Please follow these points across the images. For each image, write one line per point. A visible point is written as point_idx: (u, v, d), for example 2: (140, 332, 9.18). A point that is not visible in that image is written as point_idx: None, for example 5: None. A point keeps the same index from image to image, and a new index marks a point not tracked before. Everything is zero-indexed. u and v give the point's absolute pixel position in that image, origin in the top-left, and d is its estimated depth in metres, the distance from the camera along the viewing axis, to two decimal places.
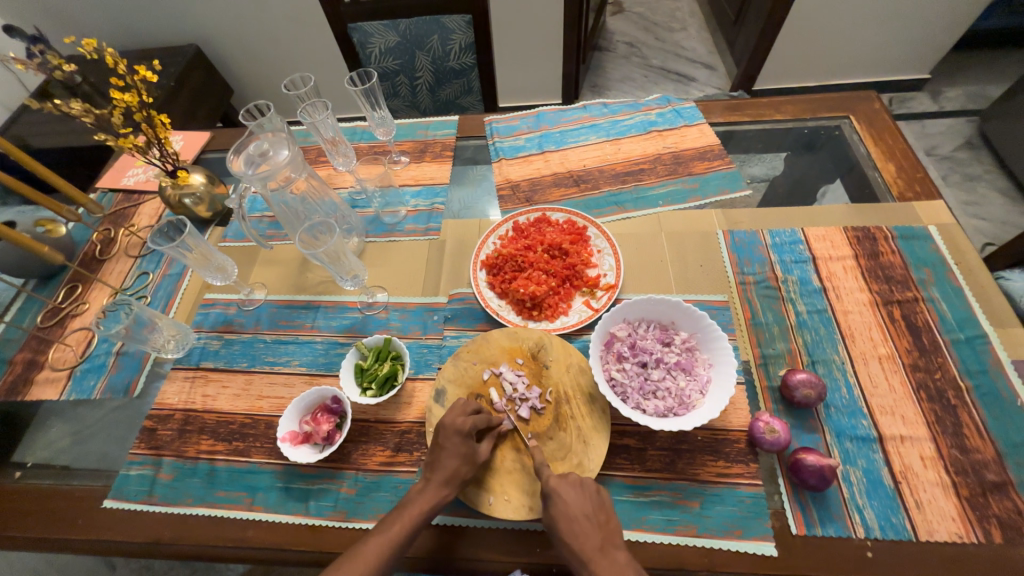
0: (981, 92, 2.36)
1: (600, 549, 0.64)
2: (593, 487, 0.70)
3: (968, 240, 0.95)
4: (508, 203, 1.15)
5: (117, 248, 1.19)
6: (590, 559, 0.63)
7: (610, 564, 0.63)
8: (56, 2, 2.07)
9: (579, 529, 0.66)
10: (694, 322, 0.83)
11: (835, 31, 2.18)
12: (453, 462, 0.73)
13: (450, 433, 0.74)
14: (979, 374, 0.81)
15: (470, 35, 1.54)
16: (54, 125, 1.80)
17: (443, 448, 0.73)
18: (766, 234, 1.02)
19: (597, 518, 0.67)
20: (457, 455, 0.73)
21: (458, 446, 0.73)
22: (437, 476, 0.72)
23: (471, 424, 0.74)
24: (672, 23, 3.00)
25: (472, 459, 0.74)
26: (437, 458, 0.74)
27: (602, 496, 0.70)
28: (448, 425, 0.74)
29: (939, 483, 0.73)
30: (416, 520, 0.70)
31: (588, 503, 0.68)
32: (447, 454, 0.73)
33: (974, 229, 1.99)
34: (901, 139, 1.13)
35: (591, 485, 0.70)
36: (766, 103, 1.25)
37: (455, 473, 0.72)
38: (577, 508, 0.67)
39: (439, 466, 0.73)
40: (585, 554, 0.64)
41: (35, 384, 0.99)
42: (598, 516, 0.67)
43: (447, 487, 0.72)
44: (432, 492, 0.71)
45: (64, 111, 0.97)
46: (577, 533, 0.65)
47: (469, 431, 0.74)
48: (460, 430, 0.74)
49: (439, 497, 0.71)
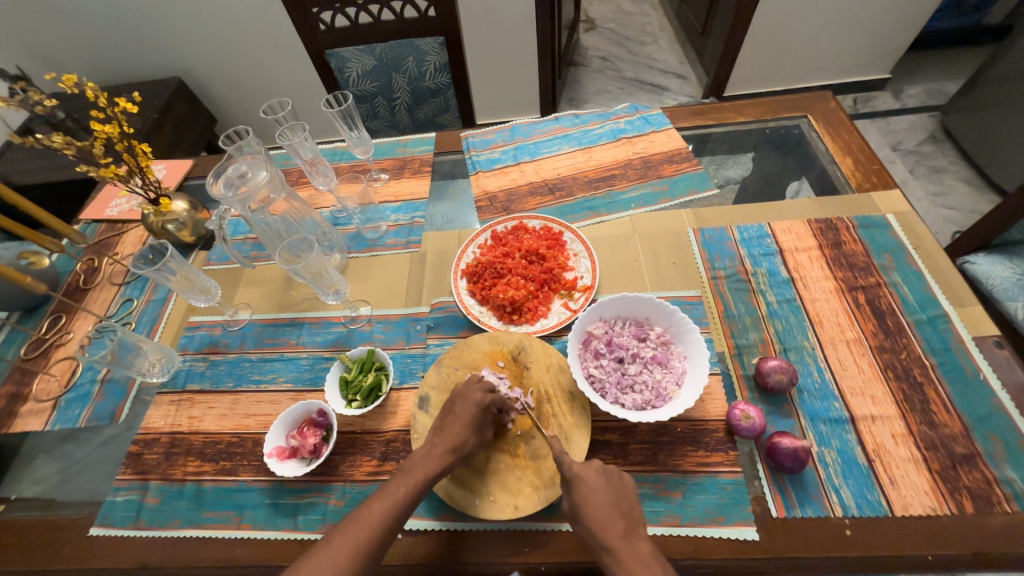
0: (940, 89, 2.46)
1: (624, 537, 0.65)
2: (617, 476, 0.71)
3: (923, 224, 1.00)
4: (487, 213, 1.19)
5: (101, 277, 1.20)
6: (614, 546, 0.64)
7: (636, 554, 0.63)
8: (38, 42, 2.12)
9: (602, 518, 0.66)
10: (668, 316, 0.86)
11: (797, 37, 2.27)
12: (461, 429, 0.75)
13: (465, 407, 0.76)
14: (942, 352, 0.85)
15: (444, 55, 1.59)
16: (37, 161, 1.82)
17: (453, 416, 0.76)
18: (735, 230, 1.06)
19: (619, 507, 0.67)
20: (467, 422, 0.75)
21: (470, 418, 0.75)
22: (445, 441, 0.74)
23: (490, 400, 0.78)
24: (642, 37, 3.11)
25: (481, 435, 0.76)
26: (445, 424, 0.76)
27: (625, 483, 0.70)
28: (463, 397, 0.77)
29: (911, 459, 0.75)
30: (422, 483, 0.71)
31: (612, 491, 0.69)
32: (456, 421, 0.75)
33: (943, 218, 2.06)
34: (856, 134, 1.18)
35: (615, 474, 0.71)
36: (729, 106, 1.31)
37: (462, 439, 0.74)
38: (600, 496, 0.68)
39: (447, 433, 0.75)
40: (609, 543, 0.64)
41: (19, 416, 0.99)
42: (620, 504, 0.68)
43: (453, 454, 0.74)
44: (438, 456, 0.73)
45: (44, 145, 0.99)
46: (600, 521, 0.66)
47: (483, 405, 0.77)
48: (472, 398, 0.77)
49: (444, 462, 0.73)
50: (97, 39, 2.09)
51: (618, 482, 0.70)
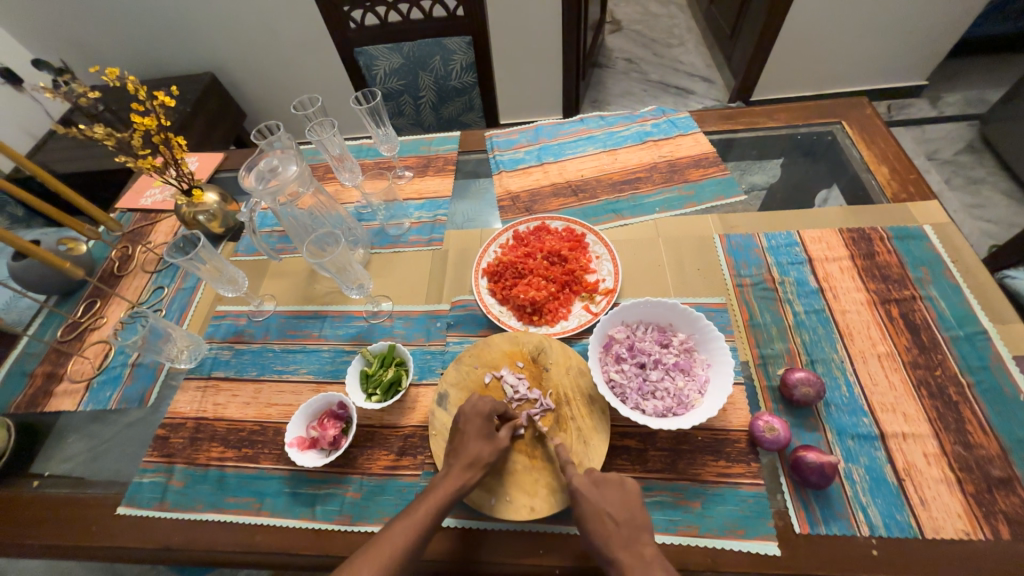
0: (980, 97, 2.37)
1: (626, 543, 0.64)
2: (619, 484, 0.71)
3: (963, 237, 0.96)
4: (509, 213, 1.19)
5: (135, 265, 1.24)
6: (617, 558, 0.63)
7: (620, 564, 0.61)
8: (82, 37, 2.20)
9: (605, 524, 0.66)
10: (691, 323, 0.85)
11: (829, 42, 2.22)
12: (476, 444, 0.75)
13: (475, 417, 0.77)
14: (980, 370, 0.81)
15: (471, 55, 1.60)
16: (76, 151, 1.89)
17: (465, 431, 0.76)
18: (762, 237, 1.04)
19: (622, 516, 0.67)
20: (479, 437, 0.76)
21: (479, 428, 0.76)
22: (461, 459, 0.74)
23: (490, 407, 0.78)
24: (669, 38, 3.07)
25: (494, 442, 0.75)
26: (461, 442, 0.76)
27: (626, 486, 0.70)
28: (470, 409, 0.78)
29: (944, 479, 0.72)
30: (442, 503, 0.71)
31: (622, 503, 0.68)
32: (469, 436, 0.76)
33: (980, 231, 1.98)
34: (893, 142, 1.14)
35: (617, 481, 0.71)
36: (759, 110, 1.28)
37: (479, 455, 0.74)
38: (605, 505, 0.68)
39: (462, 451, 0.75)
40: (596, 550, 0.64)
41: (54, 396, 1.03)
42: (621, 514, 0.67)
43: (471, 470, 0.73)
44: (455, 475, 0.73)
45: (86, 135, 1.02)
46: (602, 526, 0.66)
47: (488, 412, 0.77)
48: (480, 412, 0.77)
49: (462, 479, 0.72)
50: (136, 34, 2.16)
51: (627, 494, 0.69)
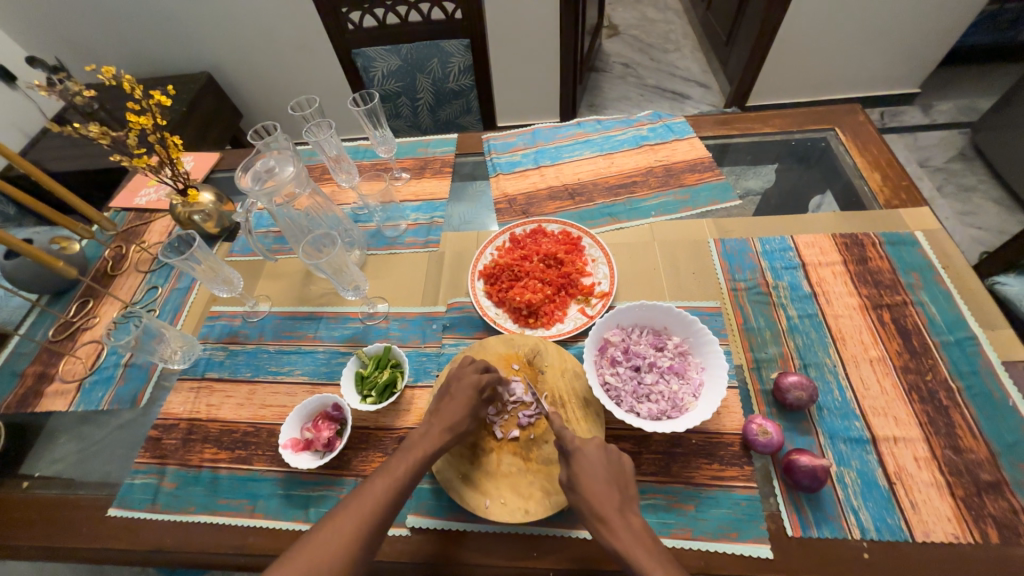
0: (971, 106, 2.41)
1: (618, 510, 0.65)
2: (615, 456, 0.71)
3: (953, 244, 0.98)
4: (506, 215, 1.19)
5: (128, 264, 1.23)
6: (608, 518, 0.64)
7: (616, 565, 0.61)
8: (78, 35, 2.19)
9: (597, 489, 0.66)
10: (686, 326, 0.85)
11: (823, 49, 2.24)
12: (458, 406, 0.76)
13: (462, 382, 0.78)
14: (970, 375, 0.82)
15: (468, 57, 1.60)
16: (70, 150, 1.88)
17: (450, 394, 0.78)
18: (757, 241, 1.05)
19: (616, 484, 0.68)
20: (462, 401, 0.77)
21: (464, 395, 0.77)
22: (441, 420, 0.75)
23: (483, 377, 0.79)
24: (666, 44, 3.10)
25: (475, 409, 0.77)
26: (444, 404, 0.77)
27: (622, 464, 0.71)
28: (462, 375, 0.80)
29: (934, 483, 0.73)
30: (421, 459, 0.72)
31: (609, 467, 0.69)
32: (454, 399, 0.77)
33: (970, 238, 2.01)
34: (886, 149, 1.16)
35: (615, 454, 0.71)
36: (754, 116, 1.30)
37: (459, 417, 0.76)
38: (597, 470, 0.68)
39: (444, 414, 0.76)
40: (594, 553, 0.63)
41: (44, 396, 1.02)
42: (615, 480, 0.68)
43: (450, 432, 0.75)
44: (435, 435, 0.74)
45: (81, 134, 1.02)
46: (596, 492, 0.66)
47: (477, 382, 0.78)
48: (467, 380, 0.79)
49: (441, 438, 0.74)
50: (132, 33, 2.15)
51: (612, 459, 0.71)
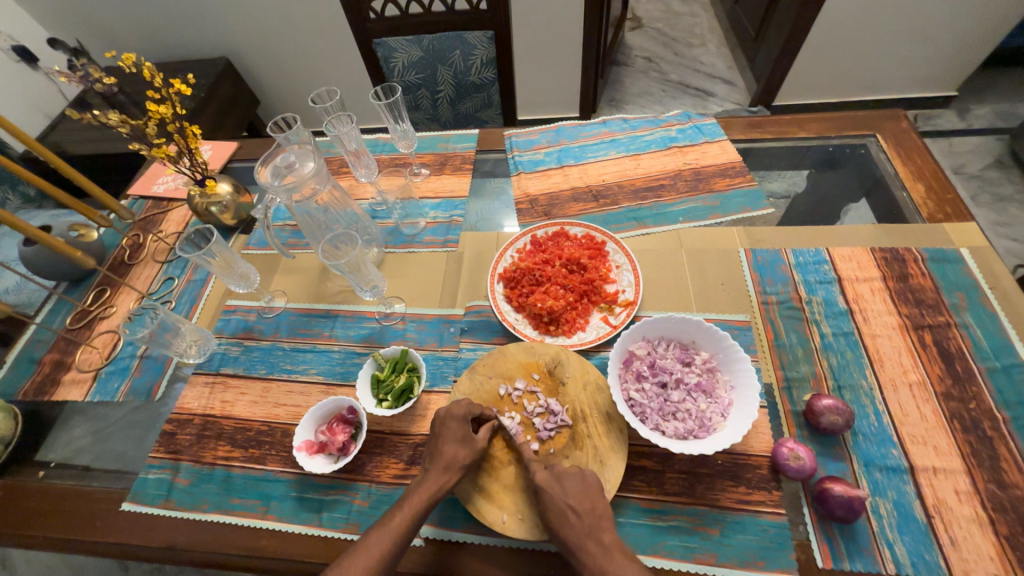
0: (1012, 110, 2.30)
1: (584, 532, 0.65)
2: (583, 476, 0.71)
3: (1001, 262, 0.93)
4: (527, 216, 1.16)
5: (145, 254, 1.23)
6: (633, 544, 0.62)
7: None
8: (99, 17, 2.18)
9: (564, 517, 0.66)
10: (716, 342, 0.82)
11: (858, 47, 2.15)
12: (451, 447, 0.74)
13: (449, 419, 0.76)
14: (1017, 405, 0.78)
15: (491, 50, 1.56)
16: (89, 133, 1.88)
17: (440, 434, 0.75)
18: (789, 253, 1.01)
19: (583, 505, 0.67)
20: (455, 440, 0.74)
21: (456, 432, 0.75)
22: (438, 462, 0.73)
23: (465, 408, 0.77)
24: (691, 38, 3.01)
25: (470, 444, 0.74)
26: (436, 446, 0.75)
27: (589, 481, 0.71)
28: (445, 413, 0.77)
29: (976, 519, 0.69)
30: (419, 510, 0.69)
31: (579, 490, 0.69)
32: (445, 439, 0.74)
33: (1005, 251, 1.93)
34: (930, 157, 1.10)
35: (580, 474, 0.71)
36: (790, 119, 1.24)
37: (454, 458, 0.73)
38: (563, 497, 0.68)
39: (438, 454, 0.74)
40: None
41: (61, 385, 1.02)
42: (584, 504, 0.67)
43: (448, 473, 0.72)
44: (432, 479, 0.72)
45: (100, 122, 1.00)
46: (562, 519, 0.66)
47: (464, 415, 0.76)
48: (455, 415, 0.76)
49: (439, 483, 0.71)
50: (151, 16, 2.13)
51: (581, 482, 0.70)
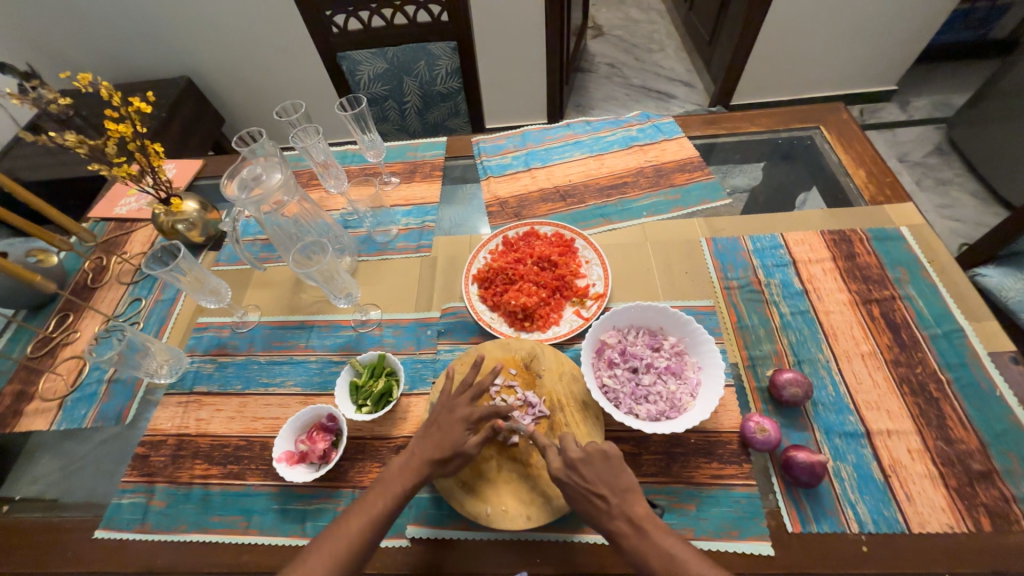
0: (946, 101, 2.47)
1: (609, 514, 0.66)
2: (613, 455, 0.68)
3: (936, 237, 1.00)
4: (497, 218, 1.19)
5: (109, 276, 1.20)
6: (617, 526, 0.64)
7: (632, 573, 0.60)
8: (51, 40, 2.13)
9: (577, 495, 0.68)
10: (682, 326, 0.85)
11: (804, 48, 2.28)
12: (447, 429, 0.73)
13: (446, 410, 0.76)
14: (958, 367, 0.84)
15: (455, 60, 1.59)
16: (44, 159, 1.82)
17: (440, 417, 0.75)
18: (747, 240, 1.06)
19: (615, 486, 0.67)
20: (454, 421, 0.74)
21: (454, 414, 0.75)
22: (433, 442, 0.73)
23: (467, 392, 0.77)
24: (649, 44, 3.12)
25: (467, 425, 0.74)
26: (433, 426, 0.75)
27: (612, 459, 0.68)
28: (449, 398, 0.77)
29: (928, 475, 0.74)
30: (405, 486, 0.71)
31: (605, 474, 0.67)
32: (443, 422, 0.74)
33: (949, 230, 2.06)
34: (869, 145, 1.18)
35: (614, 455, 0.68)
36: (741, 115, 1.31)
37: (449, 438, 0.73)
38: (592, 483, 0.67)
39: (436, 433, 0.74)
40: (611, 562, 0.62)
41: (24, 416, 0.98)
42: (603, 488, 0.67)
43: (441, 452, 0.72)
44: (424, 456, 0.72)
45: (56, 143, 0.98)
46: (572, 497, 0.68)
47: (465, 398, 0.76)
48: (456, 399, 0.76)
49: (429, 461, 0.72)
50: (106, 38, 2.09)
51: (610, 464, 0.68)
